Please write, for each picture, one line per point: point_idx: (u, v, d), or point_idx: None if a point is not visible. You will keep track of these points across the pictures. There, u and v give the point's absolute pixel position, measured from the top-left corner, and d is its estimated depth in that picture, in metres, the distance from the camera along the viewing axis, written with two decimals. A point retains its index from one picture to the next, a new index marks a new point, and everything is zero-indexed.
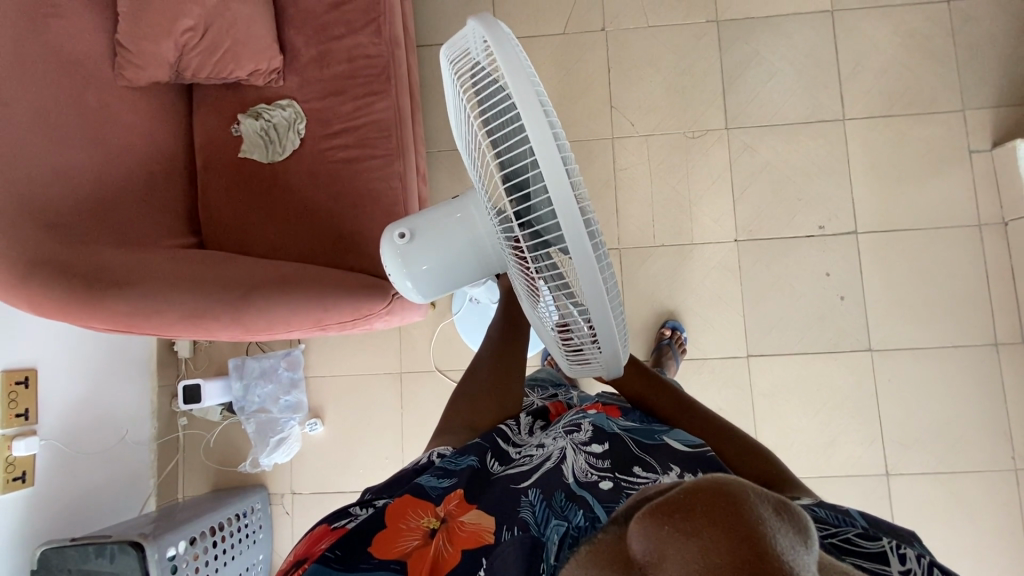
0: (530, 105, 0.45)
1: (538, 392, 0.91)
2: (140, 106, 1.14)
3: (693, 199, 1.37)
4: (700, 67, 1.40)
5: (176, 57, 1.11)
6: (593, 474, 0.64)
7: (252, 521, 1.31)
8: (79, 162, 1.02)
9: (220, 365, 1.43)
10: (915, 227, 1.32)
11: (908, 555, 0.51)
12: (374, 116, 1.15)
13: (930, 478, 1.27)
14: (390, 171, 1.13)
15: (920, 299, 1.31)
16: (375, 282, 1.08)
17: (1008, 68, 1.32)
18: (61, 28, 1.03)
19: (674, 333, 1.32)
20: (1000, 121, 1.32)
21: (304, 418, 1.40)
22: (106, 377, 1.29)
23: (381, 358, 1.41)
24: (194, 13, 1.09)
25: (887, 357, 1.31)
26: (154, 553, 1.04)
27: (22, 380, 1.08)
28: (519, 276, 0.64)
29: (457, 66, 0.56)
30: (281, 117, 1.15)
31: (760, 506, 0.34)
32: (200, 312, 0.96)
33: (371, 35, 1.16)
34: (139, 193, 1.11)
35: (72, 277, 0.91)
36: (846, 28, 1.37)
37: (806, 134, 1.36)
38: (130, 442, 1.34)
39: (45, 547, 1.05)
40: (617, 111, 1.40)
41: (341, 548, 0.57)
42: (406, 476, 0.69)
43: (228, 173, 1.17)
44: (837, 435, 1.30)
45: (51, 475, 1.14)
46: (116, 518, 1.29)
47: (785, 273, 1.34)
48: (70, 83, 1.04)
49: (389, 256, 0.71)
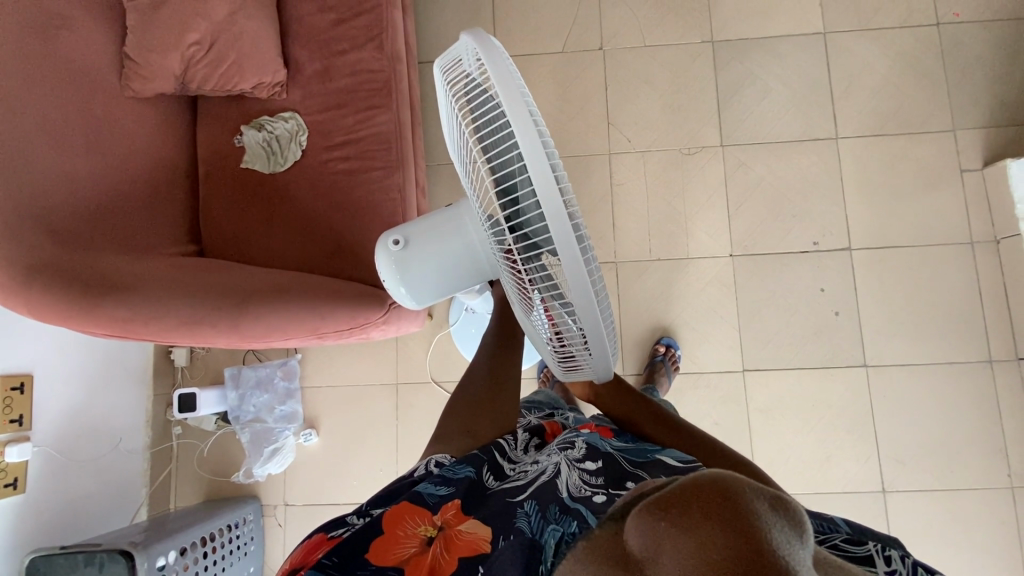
0: (518, 111, 0.47)
1: (535, 412, 0.90)
2: (145, 117, 1.17)
3: (689, 214, 1.39)
4: (696, 86, 1.42)
5: (182, 69, 1.14)
6: (587, 489, 0.63)
7: (243, 532, 1.30)
8: (85, 170, 1.04)
9: (216, 373, 1.43)
10: (907, 244, 1.34)
11: (893, 556, 0.52)
12: (375, 129, 1.17)
13: (926, 495, 1.26)
14: (390, 182, 1.15)
15: (913, 315, 1.32)
16: (372, 292, 1.09)
17: (998, 89, 1.35)
18: (70, 40, 1.06)
19: (668, 350, 1.33)
20: (989, 141, 1.34)
21: (299, 429, 1.40)
22: (101, 384, 1.29)
23: (378, 369, 1.41)
24: (202, 28, 1.11)
25: (882, 373, 1.31)
26: (143, 562, 1.03)
27: (18, 386, 1.09)
28: (511, 284, 0.65)
29: (450, 78, 0.58)
30: (283, 129, 1.17)
31: (757, 502, 0.34)
32: (200, 318, 0.97)
33: (374, 51, 1.19)
34: (142, 201, 1.13)
35: (73, 282, 0.92)
36: (838, 50, 1.40)
37: (799, 151, 1.39)
38: (124, 450, 1.33)
39: (34, 555, 1.04)
40: (614, 128, 1.43)
41: (337, 556, 0.57)
42: (404, 484, 0.69)
43: (229, 183, 1.19)
44: (832, 450, 1.30)
45: (43, 483, 1.13)
46: (107, 527, 1.28)
47: (779, 289, 1.35)
48: (78, 93, 1.06)
49: (383, 263, 0.71)
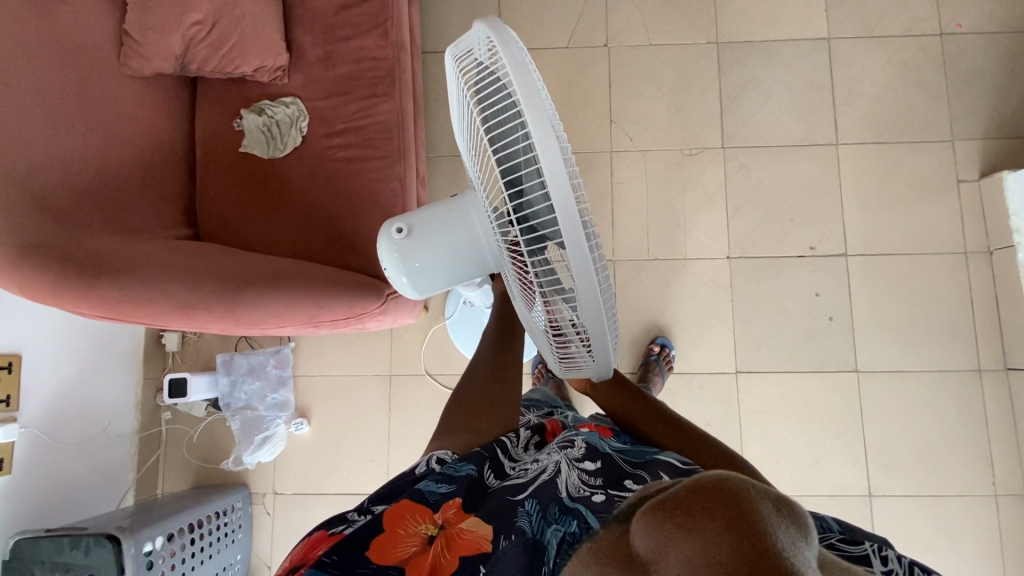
0: (534, 104, 0.46)
1: (534, 410, 0.90)
2: (145, 97, 1.15)
3: (688, 215, 1.39)
4: (700, 86, 1.42)
5: (182, 50, 1.12)
6: (586, 489, 0.63)
7: (232, 520, 1.29)
8: (80, 149, 1.02)
9: (208, 359, 1.42)
10: (903, 252, 1.35)
11: (889, 556, 0.52)
12: (377, 118, 1.16)
13: (911, 499, 1.28)
14: (390, 172, 1.14)
15: (905, 321, 1.33)
16: (370, 282, 1.08)
17: (997, 103, 1.36)
18: (70, 16, 1.04)
19: (663, 350, 1.33)
20: (987, 153, 1.35)
21: (290, 418, 1.39)
22: (92, 367, 1.28)
23: (371, 360, 1.40)
24: (204, 7, 1.10)
25: (874, 379, 1.32)
26: (130, 547, 1.02)
27: (6, 365, 1.07)
28: (515, 279, 0.65)
29: (462, 65, 0.57)
30: (284, 114, 1.16)
31: (760, 503, 0.34)
32: (193, 302, 0.95)
33: (378, 38, 1.18)
34: (138, 182, 1.11)
35: (65, 264, 0.90)
36: (841, 56, 1.41)
37: (799, 156, 1.39)
38: (112, 434, 1.32)
39: (18, 537, 1.02)
40: (617, 126, 1.43)
41: (337, 554, 0.57)
42: (405, 482, 0.69)
43: (228, 167, 1.17)
44: (821, 453, 1.31)
45: (29, 464, 1.12)
46: (92, 511, 1.27)
47: (774, 292, 1.36)
48: (76, 71, 1.04)
49: (385, 251, 0.71)
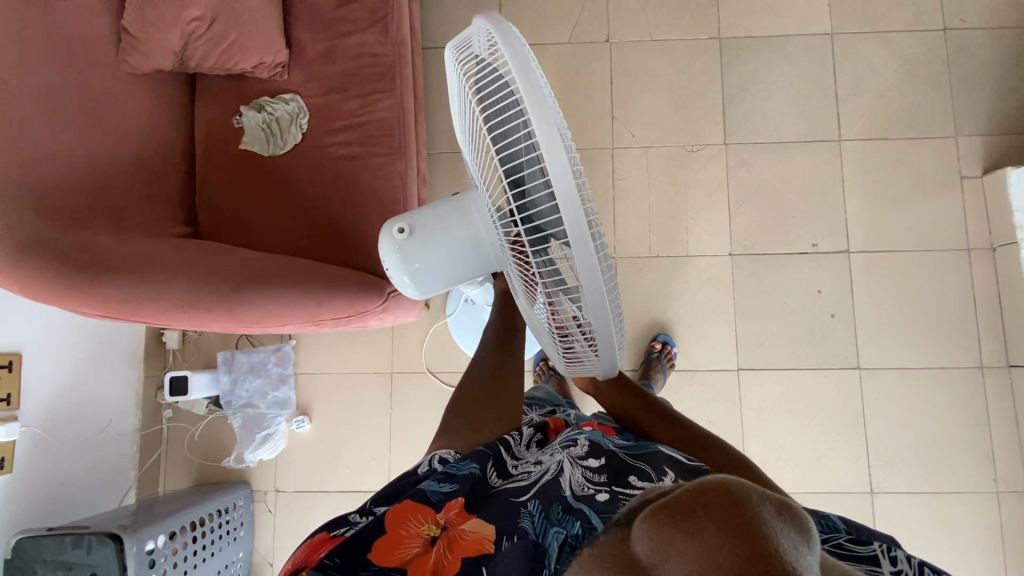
0: (537, 100, 0.45)
1: (536, 408, 0.90)
2: (144, 94, 1.14)
3: (690, 212, 1.39)
4: (702, 82, 1.42)
5: (181, 46, 1.11)
6: (590, 487, 0.62)
7: (233, 518, 1.29)
8: (79, 146, 1.02)
9: (208, 357, 1.42)
10: (905, 248, 1.34)
11: (899, 556, 0.52)
12: (377, 115, 1.15)
13: (912, 495, 1.28)
14: (391, 169, 1.13)
15: (907, 318, 1.33)
16: (370, 280, 1.07)
17: (1000, 98, 1.35)
18: (68, 12, 1.04)
19: (664, 347, 1.33)
20: (990, 149, 1.35)
21: (292, 415, 1.39)
22: (92, 366, 1.28)
23: (372, 358, 1.40)
24: (202, 3, 1.09)
25: (876, 375, 1.32)
26: (132, 545, 1.01)
27: (6, 364, 1.07)
28: (517, 277, 0.64)
29: (461, 61, 0.56)
30: (284, 111, 1.15)
31: (762, 507, 0.33)
32: (192, 301, 0.94)
33: (378, 34, 1.17)
34: (137, 180, 1.10)
35: (65, 262, 0.90)
36: (844, 51, 1.40)
37: (801, 152, 1.39)
38: (113, 433, 1.32)
39: (20, 535, 1.02)
40: (618, 121, 1.42)
41: (340, 556, 0.57)
42: (408, 482, 0.68)
43: (227, 165, 1.17)
44: (823, 450, 1.31)
45: (31, 463, 1.12)
46: (94, 509, 1.27)
47: (776, 289, 1.36)
48: (75, 68, 1.04)
49: (387, 250, 0.70)
